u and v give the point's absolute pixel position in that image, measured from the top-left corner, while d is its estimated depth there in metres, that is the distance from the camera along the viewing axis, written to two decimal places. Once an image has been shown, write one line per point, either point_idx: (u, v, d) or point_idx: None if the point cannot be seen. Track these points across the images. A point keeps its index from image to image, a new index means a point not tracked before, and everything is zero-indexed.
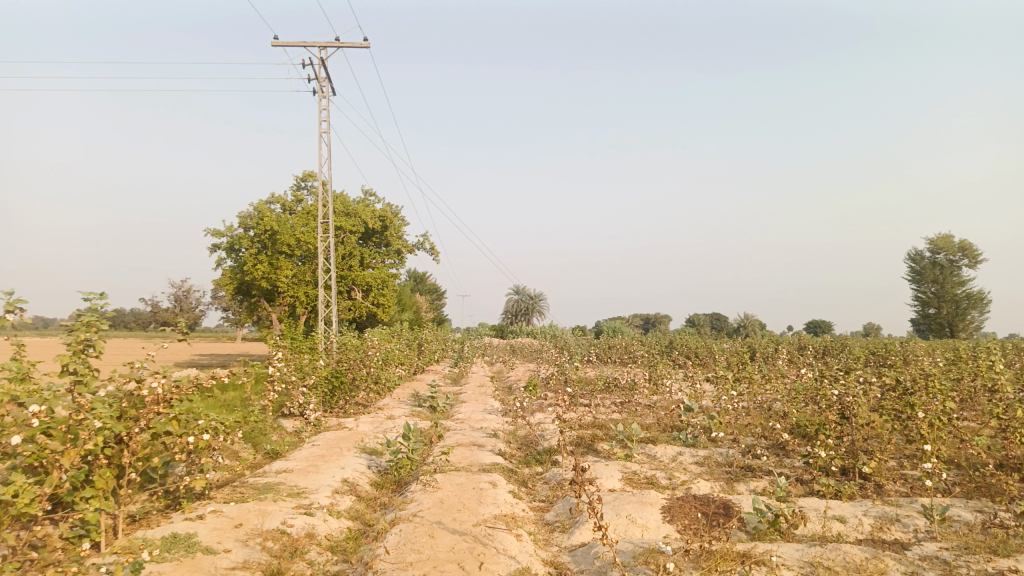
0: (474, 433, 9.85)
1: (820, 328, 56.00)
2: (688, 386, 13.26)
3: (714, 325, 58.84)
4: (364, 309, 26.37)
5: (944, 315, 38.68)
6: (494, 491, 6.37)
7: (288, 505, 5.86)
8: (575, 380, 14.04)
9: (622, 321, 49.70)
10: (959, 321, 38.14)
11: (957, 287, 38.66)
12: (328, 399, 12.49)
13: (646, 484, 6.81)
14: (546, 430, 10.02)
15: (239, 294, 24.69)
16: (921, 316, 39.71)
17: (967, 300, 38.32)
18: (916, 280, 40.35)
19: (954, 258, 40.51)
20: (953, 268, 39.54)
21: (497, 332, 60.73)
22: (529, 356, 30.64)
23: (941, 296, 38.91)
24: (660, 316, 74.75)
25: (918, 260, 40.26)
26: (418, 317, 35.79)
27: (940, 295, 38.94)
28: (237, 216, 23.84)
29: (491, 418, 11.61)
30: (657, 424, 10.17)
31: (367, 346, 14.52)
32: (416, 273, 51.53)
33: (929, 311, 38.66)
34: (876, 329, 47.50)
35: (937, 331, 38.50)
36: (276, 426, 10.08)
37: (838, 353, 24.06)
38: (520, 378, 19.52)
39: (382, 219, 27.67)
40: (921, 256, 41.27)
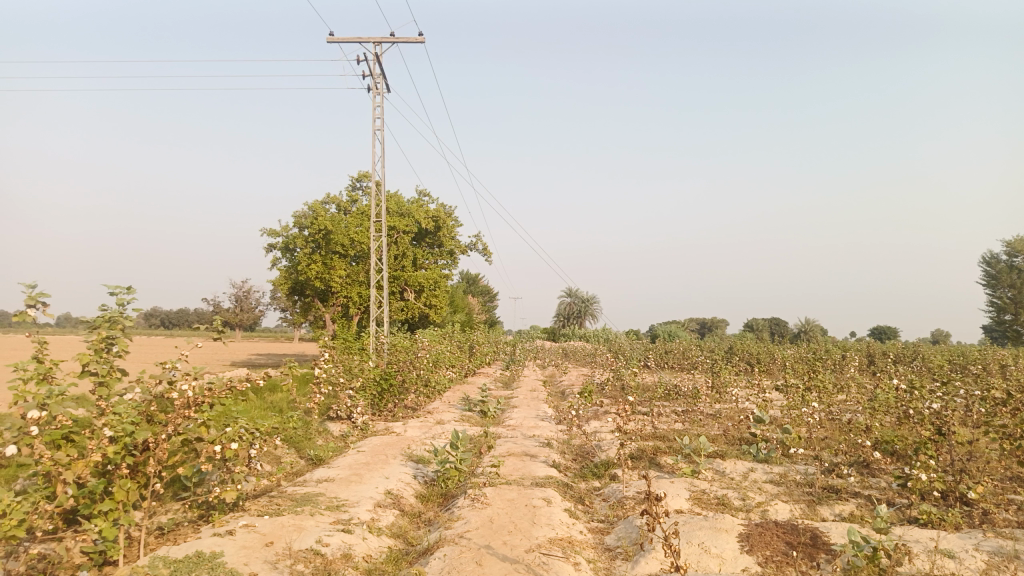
0: (527, 441, 9.32)
1: (885, 334, 53.66)
2: (755, 395, 12.46)
3: (773, 330, 56.96)
4: (416, 310, 26.15)
5: (1021, 322, 36.43)
6: (549, 510, 5.80)
7: (326, 520, 5.41)
8: (633, 386, 13.38)
9: (678, 325, 48.51)
10: None
11: None
12: (377, 401, 12.15)
13: (717, 506, 6.15)
14: (603, 441, 9.39)
15: (293, 294, 24.75)
16: (996, 323, 37.50)
17: None
18: (992, 284, 38.11)
19: None
20: None
21: (550, 335, 60.14)
22: (583, 360, 29.95)
23: (1019, 301, 36.63)
24: (716, 319, 72.96)
25: (995, 263, 38.04)
26: (470, 318, 35.47)
27: (1018, 301, 36.71)
28: (292, 215, 23.85)
29: (544, 426, 11.06)
30: (724, 436, 9.45)
31: (418, 347, 14.15)
32: (469, 274, 51.33)
33: (1006, 317, 36.48)
34: (946, 336, 45.15)
35: (1015, 339, 36.29)
36: (322, 430, 9.74)
37: (912, 361, 22.68)
38: (574, 383, 18.91)
39: (435, 219, 27.41)
40: (997, 259, 38.98)
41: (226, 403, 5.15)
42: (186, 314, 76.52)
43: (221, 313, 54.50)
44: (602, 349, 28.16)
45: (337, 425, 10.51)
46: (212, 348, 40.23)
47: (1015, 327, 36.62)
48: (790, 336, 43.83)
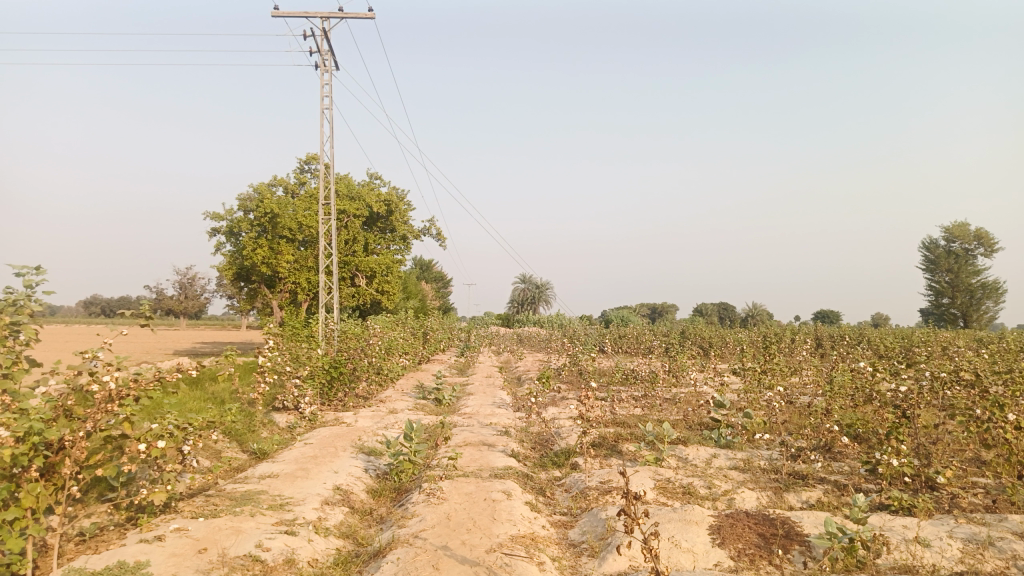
0: (484, 430, 8.99)
1: (829, 318, 55.01)
2: (713, 379, 12.37)
3: (723, 315, 57.78)
4: (368, 296, 25.53)
5: (958, 305, 37.61)
6: (509, 504, 5.47)
7: (268, 521, 4.98)
8: (591, 372, 13.15)
9: (630, 311, 48.81)
10: (973, 312, 37.08)
11: (972, 277, 37.48)
12: (326, 390, 11.65)
13: (683, 495, 5.92)
14: (562, 428, 9.12)
15: (238, 280, 23.87)
16: (934, 306, 38.67)
17: (982, 290, 37.17)
18: (930, 269, 39.23)
19: (969, 248, 39.38)
20: (968, 258, 38.40)
21: (504, 321, 59.90)
22: (538, 346, 29.77)
23: (956, 286, 37.77)
24: (668, 305, 73.74)
25: (934, 248, 39.15)
26: (424, 304, 34.92)
27: (955, 285, 37.88)
28: (236, 198, 22.93)
29: (501, 414, 10.73)
30: (685, 421, 9.28)
31: (369, 334, 13.67)
32: (422, 260, 50.66)
33: (944, 301, 37.60)
34: (887, 320, 46.46)
35: (952, 322, 37.46)
36: (267, 422, 9.24)
37: (859, 344, 23.11)
38: (530, 369, 18.67)
39: (387, 202, 26.76)
40: (936, 245, 40.14)
41: (156, 396, 4.69)
42: (127, 302, 73.91)
43: (164, 301, 52.69)
44: (557, 334, 28.00)
45: (284, 416, 10.00)
46: (155, 338, 38.87)
47: (952, 310, 37.79)
48: (739, 321, 44.45)
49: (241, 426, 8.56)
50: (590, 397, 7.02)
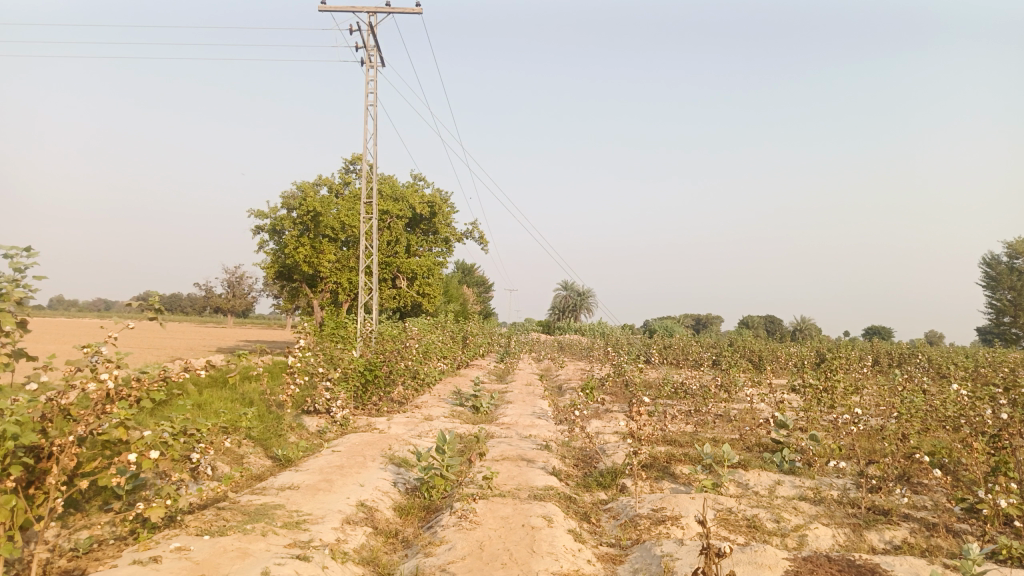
0: (523, 443, 8.38)
1: (880, 334, 53.01)
2: (769, 396, 11.55)
3: (768, 328, 56.21)
4: (409, 298, 25.18)
5: (1019, 325, 35.65)
6: (552, 533, 4.84)
7: (282, 543, 4.45)
8: (637, 384, 12.45)
9: (673, 321, 47.71)
10: None
11: None
12: (360, 394, 11.19)
13: (747, 529, 5.23)
14: (607, 444, 8.44)
15: (280, 279, 23.73)
16: (994, 325, 36.74)
17: None
18: (990, 287, 37.27)
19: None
20: None
21: (544, 328, 59.32)
22: (580, 354, 29.04)
23: (1018, 304, 35.76)
24: (711, 316, 72.08)
25: (995, 264, 37.16)
26: (465, 309, 34.50)
27: (1017, 303, 35.86)
28: (280, 196, 22.81)
29: (541, 425, 10.11)
30: (741, 442, 8.53)
31: (408, 336, 13.21)
32: (464, 264, 50.37)
33: (1005, 320, 35.61)
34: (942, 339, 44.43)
35: (1014, 342, 35.44)
36: (296, 426, 8.79)
37: (919, 363, 21.84)
38: (572, 378, 18.01)
39: (431, 204, 26.39)
40: (997, 261, 38.17)
41: (160, 399, 4.21)
42: (178, 299, 75.59)
43: (212, 298, 53.48)
44: (599, 343, 27.23)
45: (315, 420, 9.56)
46: (201, 334, 39.38)
47: (1013, 329, 35.81)
48: (786, 334, 42.96)
49: (267, 430, 8.12)
50: (644, 407, 6.34)
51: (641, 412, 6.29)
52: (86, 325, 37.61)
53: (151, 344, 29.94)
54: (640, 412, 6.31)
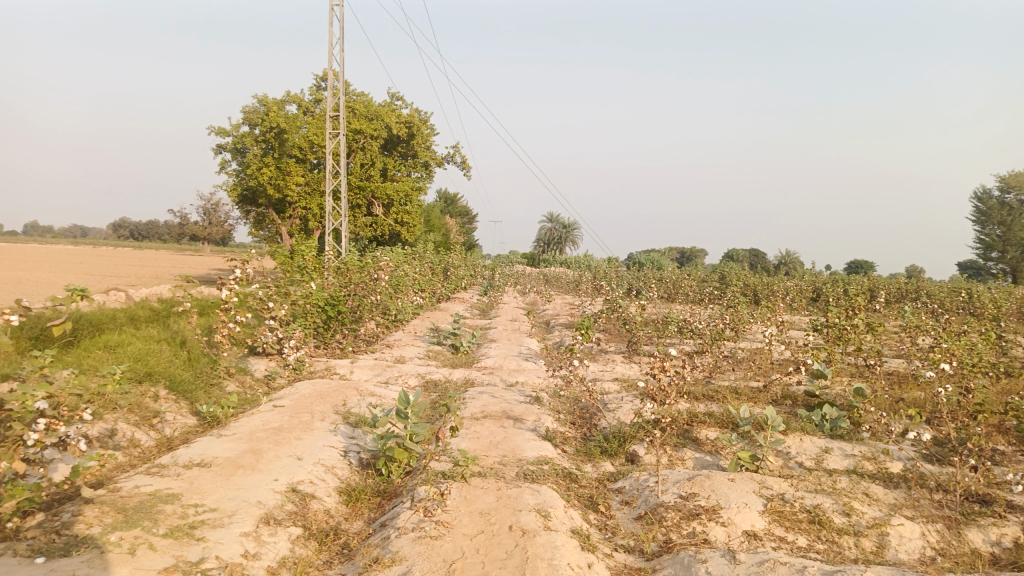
0: (508, 395, 7.00)
1: (862, 269, 52.22)
2: (784, 337, 10.25)
3: (753, 261, 55.28)
4: (386, 227, 23.60)
5: (1007, 260, 34.49)
6: (550, 539, 3.46)
7: (158, 568, 3.01)
8: (635, 322, 11.09)
9: (659, 253, 46.33)
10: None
11: None
12: (321, 332, 9.73)
13: (808, 530, 3.88)
14: (608, 397, 7.09)
15: (244, 203, 21.95)
16: (981, 260, 35.65)
17: None
18: (980, 222, 35.99)
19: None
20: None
21: (529, 261, 57.96)
22: (566, 287, 27.73)
23: (1007, 239, 34.53)
24: (695, 248, 71.09)
25: (986, 199, 35.59)
26: (447, 239, 32.92)
27: (1005, 239, 34.61)
28: (241, 111, 20.76)
29: (529, 370, 8.77)
30: (767, 395, 7.20)
31: (378, 265, 11.67)
32: (447, 193, 48.42)
33: (993, 256, 34.39)
34: (923, 274, 43.63)
35: (1000, 277, 34.35)
36: (237, 372, 7.36)
37: (922, 301, 20.68)
38: (561, 314, 16.69)
39: (409, 125, 24.38)
40: (988, 195, 36.78)
41: None
42: (154, 226, 73.27)
43: (187, 226, 51.37)
44: (586, 276, 25.89)
45: (263, 362, 8.10)
46: (175, 262, 37.61)
47: (1000, 265, 34.81)
48: (772, 267, 41.80)
49: (196, 378, 6.67)
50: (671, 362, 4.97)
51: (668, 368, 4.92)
52: (52, 254, 35.71)
53: (114, 270, 28.28)
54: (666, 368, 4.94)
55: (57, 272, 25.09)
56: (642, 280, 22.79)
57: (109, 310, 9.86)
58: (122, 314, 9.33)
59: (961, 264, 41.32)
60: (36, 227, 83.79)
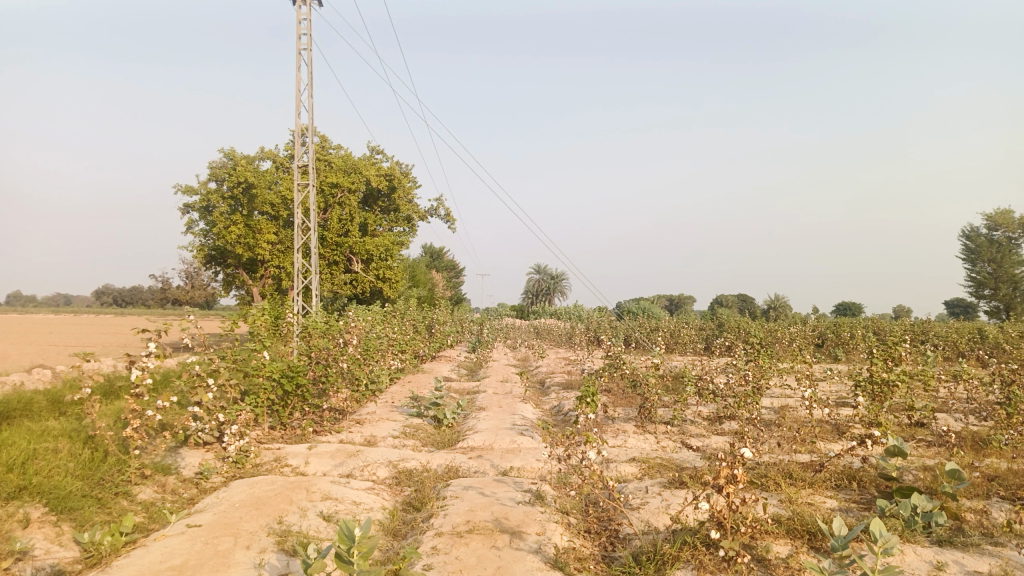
0: (501, 492, 5.48)
1: (851, 310, 51.17)
2: (820, 397, 8.83)
3: (742, 306, 54.28)
4: (366, 284, 22.19)
5: (1000, 297, 33.19)
6: None
7: None
8: (647, 384, 9.64)
9: (650, 302, 45.10)
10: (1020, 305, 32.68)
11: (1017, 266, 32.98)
12: (277, 411, 8.20)
13: None
14: (628, 488, 5.60)
15: (212, 264, 20.47)
16: (975, 298, 34.33)
17: None
18: (969, 259, 34.81)
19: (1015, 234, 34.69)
20: (1013, 247, 33.79)
21: (517, 313, 56.63)
22: (559, 342, 26.31)
23: (998, 275, 33.33)
24: (684, 296, 70.22)
25: (974, 236, 34.50)
26: (432, 294, 31.52)
27: (997, 275, 33.36)
28: (207, 166, 19.46)
29: (525, 450, 7.26)
30: (827, 480, 5.76)
31: (347, 328, 10.19)
32: (432, 247, 47.36)
33: (984, 293, 33.17)
34: (911, 313, 42.56)
35: (994, 315, 33.07)
36: (157, 473, 5.82)
37: (937, 344, 19.34)
38: (557, 372, 15.24)
39: (389, 177, 23.18)
40: (977, 232, 35.77)
41: None
42: (138, 292, 71.54)
43: (168, 290, 49.69)
44: (579, 328, 24.50)
45: (197, 455, 6.54)
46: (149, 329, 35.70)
47: (994, 302, 33.49)
48: (764, 312, 40.65)
49: (95, 489, 5.11)
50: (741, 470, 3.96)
51: (741, 478, 3.92)
52: (20, 326, 33.89)
53: (80, 340, 26.51)
54: (738, 478, 3.94)
55: (17, 343, 23.49)
56: (639, 331, 21.43)
57: (26, 393, 8.30)
58: (36, 399, 7.76)
59: (951, 302, 40.65)
60: (16, 296, 81.88)
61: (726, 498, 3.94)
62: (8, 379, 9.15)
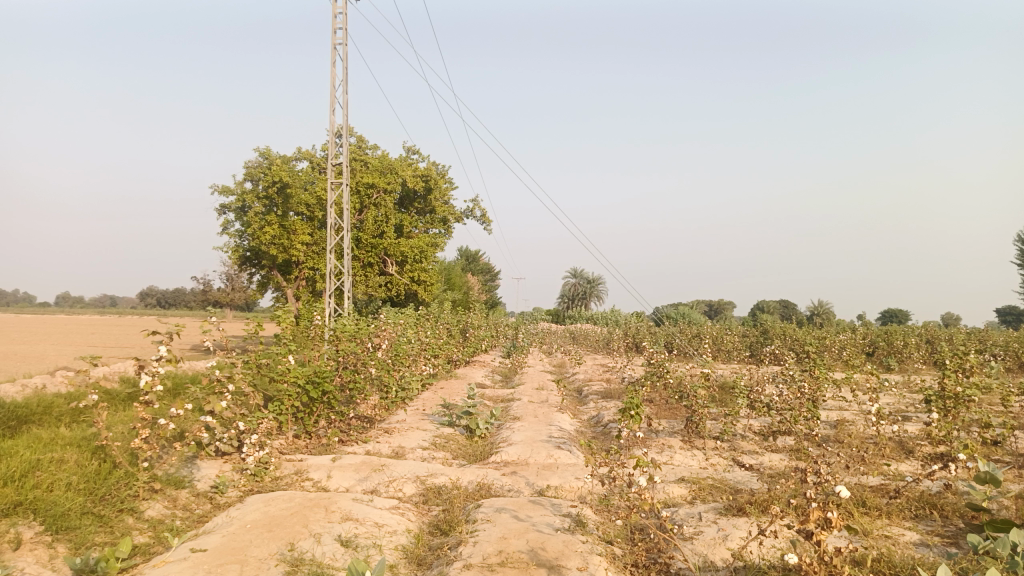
0: (537, 515, 4.95)
1: (897, 317, 49.48)
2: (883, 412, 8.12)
3: (784, 312, 52.88)
4: (401, 286, 21.87)
5: None
6: None
7: None
8: (694, 394, 9.02)
9: (689, 307, 44.10)
10: None
11: None
12: (302, 419, 7.79)
13: None
14: (679, 514, 5.03)
15: (247, 265, 20.34)
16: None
17: None
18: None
19: None
20: None
21: (552, 317, 56.00)
22: (597, 347, 25.67)
23: None
24: (722, 302, 68.85)
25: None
26: (467, 298, 31.13)
27: None
28: (243, 167, 19.33)
29: (563, 466, 6.73)
30: (904, 509, 5.10)
31: (377, 332, 9.77)
32: (467, 250, 47.08)
33: None
34: (959, 321, 40.88)
35: None
36: (168, 486, 5.44)
37: (999, 355, 18.22)
38: (595, 379, 14.65)
39: (425, 179, 22.82)
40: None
41: None
42: (181, 293, 72.77)
43: (209, 292, 50.27)
44: (617, 333, 23.84)
45: (213, 466, 6.16)
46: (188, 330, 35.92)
47: None
48: (807, 319, 39.38)
49: (98, 506, 4.72)
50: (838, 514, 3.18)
51: (835, 521, 3.16)
52: (64, 325, 34.39)
53: (120, 340, 26.69)
54: (829, 521, 3.18)
55: (59, 342, 23.77)
56: (680, 337, 20.68)
57: (48, 396, 8.03)
58: (55, 403, 7.47)
59: (1003, 309, 38.90)
60: (65, 296, 83.99)
61: (817, 547, 3.20)
62: (33, 381, 8.93)
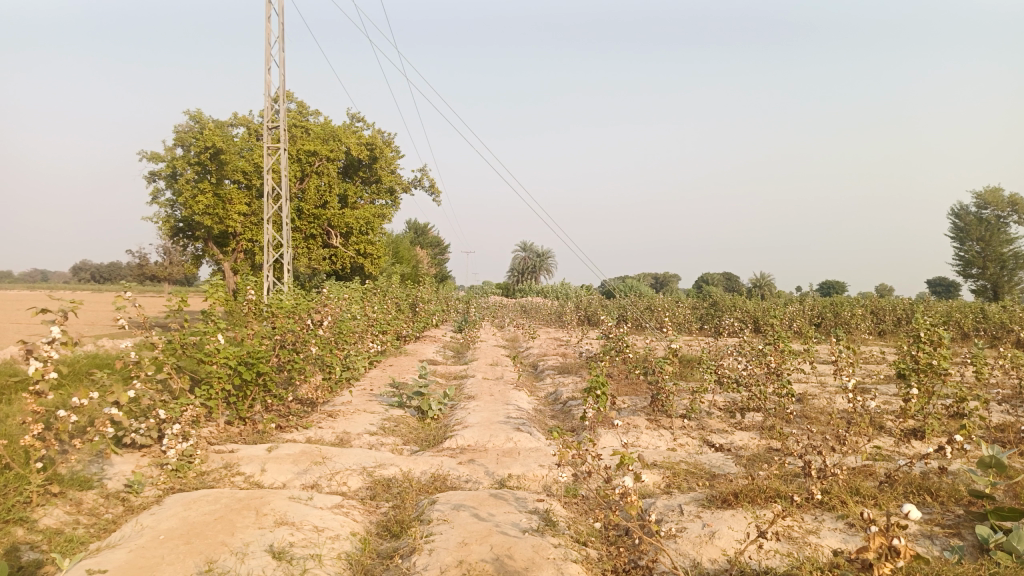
0: (501, 513, 4.37)
1: (834, 289, 50.42)
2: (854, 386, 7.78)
3: (729, 285, 53.44)
4: (346, 259, 20.93)
5: (987, 276, 32.06)
6: None
7: None
8: (658, 370, 8.55)
9: (637, 280, 44.08)
10: (1005, 283, 31.47)
11: (1005, 245, 31.75)
12: (234, 404, 7.02)
13: None
14: (659, 508, 4.51)
15: (179, 236, 19.12)
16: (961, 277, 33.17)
17: (1016, 259, 31.45)
18: (958, 237, 33.63)
19: (1004, 214, 33.29)
20: (1003, 226, 32.48)
21: (502, 291, 55.53)
22: (548, 321, 25.21)
23: (985, 255, 32.16)
24: (668, 275, 69.39)
25: (963, 214, 33.24)
26: (416, 271, 30.24)
27: (985, 254, 32.22)
28: (173, 130, 18.04)
29: (524, 452, 6.17)
30: (897, 496, 4.69)
31: (319, 308, 8.99)
32: (416, 223, 46.05)
33: (972, 272, 32.00)
34: (892, 293, 41.65)
35: (980, 294, 31.91)
36: (71, 489, 4.67)
37: (942, 326, 18.33)
38: (549, 353, 14.15)
39: (370, 146, 21.79)
40: (965, 210, 34.44)
41: None
42: (116, 268, 69.73)
43: (145, 266, 48.13)
44: (569, 305, 23.40)
45: (129, 462, 5.38)
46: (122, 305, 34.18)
47: (981, 281, 32.33)
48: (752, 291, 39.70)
49: None
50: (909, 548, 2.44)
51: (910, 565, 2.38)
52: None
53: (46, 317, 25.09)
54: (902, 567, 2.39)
55: None
56: (634, 309, 20.32)
57: None
58: None
59: (935, 281, 39.82)
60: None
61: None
62: None
